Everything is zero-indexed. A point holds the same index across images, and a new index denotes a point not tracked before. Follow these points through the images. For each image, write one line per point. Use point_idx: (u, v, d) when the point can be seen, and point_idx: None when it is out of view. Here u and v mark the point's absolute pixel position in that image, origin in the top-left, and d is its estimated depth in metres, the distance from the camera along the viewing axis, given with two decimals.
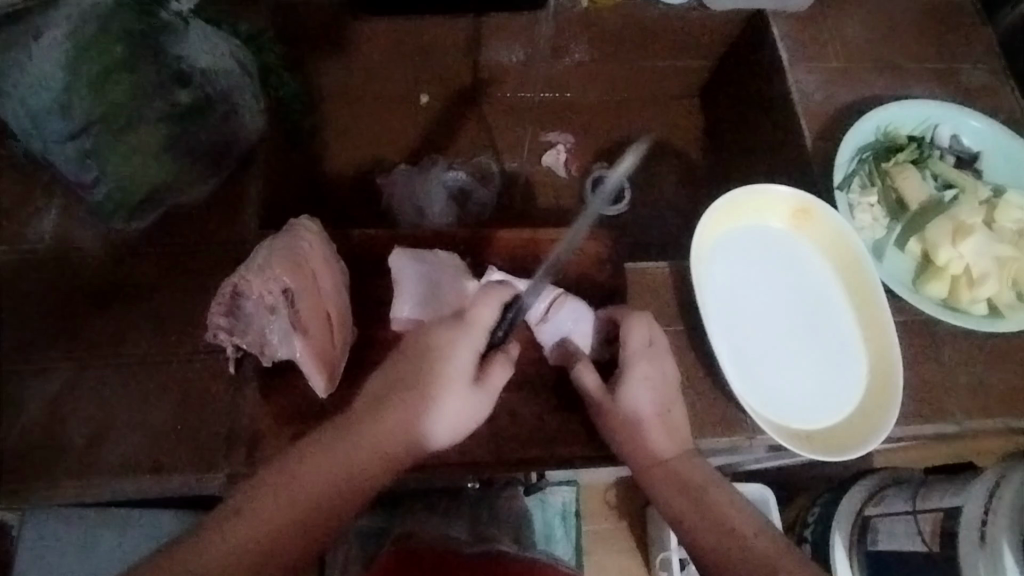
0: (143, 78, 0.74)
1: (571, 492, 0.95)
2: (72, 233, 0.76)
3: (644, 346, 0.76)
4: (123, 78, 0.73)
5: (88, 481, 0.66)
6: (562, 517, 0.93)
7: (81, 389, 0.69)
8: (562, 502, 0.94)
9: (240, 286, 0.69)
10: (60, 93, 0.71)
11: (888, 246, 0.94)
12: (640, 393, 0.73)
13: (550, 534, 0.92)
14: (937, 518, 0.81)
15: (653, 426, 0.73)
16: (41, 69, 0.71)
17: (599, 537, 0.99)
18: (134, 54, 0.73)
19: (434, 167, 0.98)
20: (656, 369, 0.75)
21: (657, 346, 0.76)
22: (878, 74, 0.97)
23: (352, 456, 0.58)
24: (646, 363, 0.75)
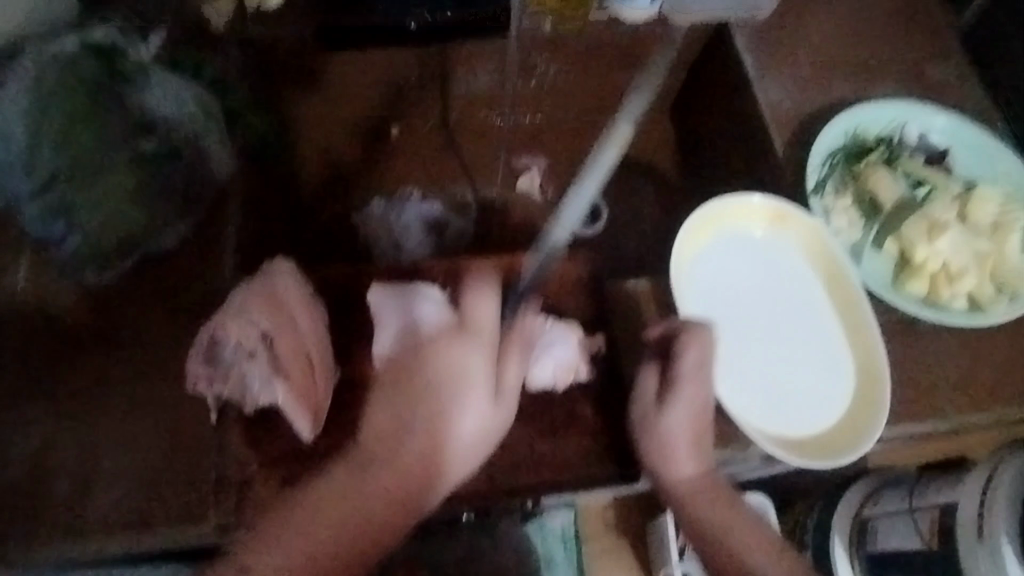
0: (105, 127, 0.78)
1: (571, 515, 0.84)
2: (46, 288, 0.76)
3: (694, 370, 0.69)
4: (86, 126, 0.77)
5: (76, 538, 0.66)
6: (563, 543, 0.83)
7: (62, 445, 0.69)
8: (561, 525, 0.84)
9: (217, 333, 0.71)
10: (26, 146, 0.75)
11: (866, 248, 0.89)
12: (677, 414, 0.69)
13: (551, 559, 0.83)
14: (935, 515, 0.73)
15: (686, 446, 0.69)
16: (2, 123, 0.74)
17: (606, 559, 0.84)
18: (98, 103, 0.78)
19: (409, 203, 0.99)
20: (702, 392, 0.69)
21: (711, 367, 0.70)
22: (837, 81, 0.98)
23: (379, 485, 0.65)
24: (697, 385, 0.69)
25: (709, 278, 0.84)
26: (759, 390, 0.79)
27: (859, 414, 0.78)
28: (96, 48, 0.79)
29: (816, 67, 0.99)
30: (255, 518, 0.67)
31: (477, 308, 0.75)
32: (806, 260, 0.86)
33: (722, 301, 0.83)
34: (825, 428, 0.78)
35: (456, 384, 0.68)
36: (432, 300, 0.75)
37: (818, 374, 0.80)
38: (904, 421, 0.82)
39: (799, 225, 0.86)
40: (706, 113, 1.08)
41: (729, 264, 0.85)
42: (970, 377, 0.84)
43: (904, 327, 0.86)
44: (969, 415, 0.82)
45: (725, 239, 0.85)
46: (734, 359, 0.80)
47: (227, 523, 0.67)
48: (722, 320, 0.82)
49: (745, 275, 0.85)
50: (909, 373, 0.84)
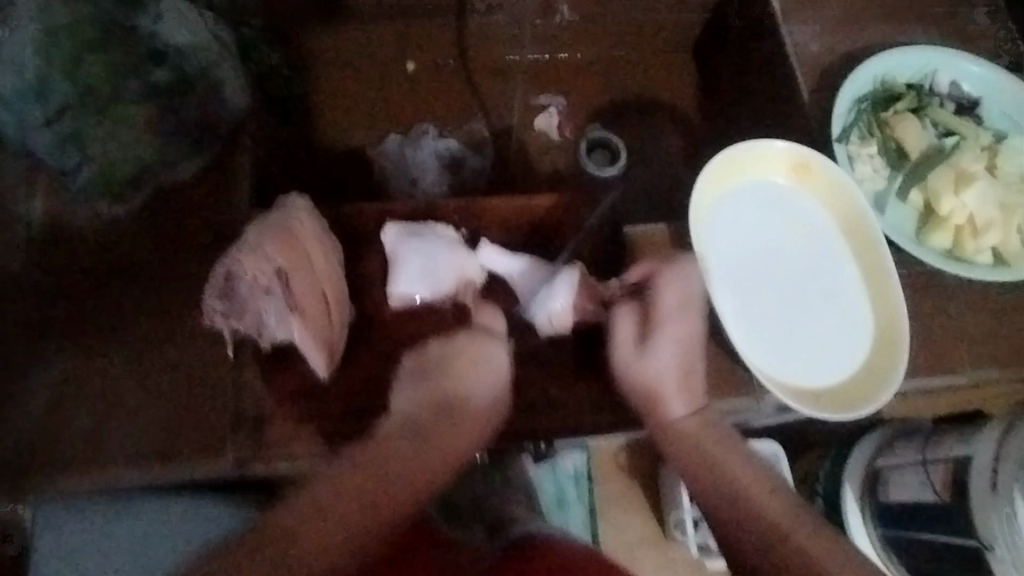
0: (118, 59, 0.77)
1: (583, 457, 0.85)
2: (59, 219, 0.75)
3: (676, 305, 0.69)
4: (96, 57, 0.76)
5: (93, 470, 0.66)
6: (575, 483, 0.84)
7: (78, 378, 0.69)
8: (573, 467, 0.85)
9: (233, 269, 0.69)
10: (35, 69, 0.74)
11: (890, 198, 0.88)
12: (663, 351, 0.67)
13: (564, 500, 0.83)
14: (949, 466, 0.72)
15: (675, 386, 0.67)
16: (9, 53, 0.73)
17: (614, 501, 0.86)
18: (107, 32, 0.77)
19: (424, 138, 0.99)
20: (688, 325, 0.69)
21: (694, 303, 0.69)
22: (870, 22, 0.95)
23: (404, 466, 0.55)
24: (681, 321, 0.68)
25: (728, 224, 0.82)
26: (775, 339, 0.78)
27: (875, 368, 0.77)
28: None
29: (849, 7, 0.95)
30: (273, 452, 0.68)
31: (494, 253, 0.77)
32: (828, 210, 0.84)
33: (742, 249, 0.81)
34: (841, 379, 0.77)
35: (470, 362, 0.66)
36: (445, 240, 0.76)
37: (837, 326, 0.79)
38: (922, 373, 0.81)
39: (824, 174, 0.84)
40: (730, 55, 1.05)
41: (748, 211, 0.83)
42: (989, 331, 0.83)
43: (926, 280, 0.85)
44: (988, 369, 0.82)
45: (746, 187, 0.83)
46: (751, 310, 0.79)
47: (243, 459, 0.67)
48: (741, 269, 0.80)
49: (765, 225, 0.83)
50: (928, 326, 0.83)
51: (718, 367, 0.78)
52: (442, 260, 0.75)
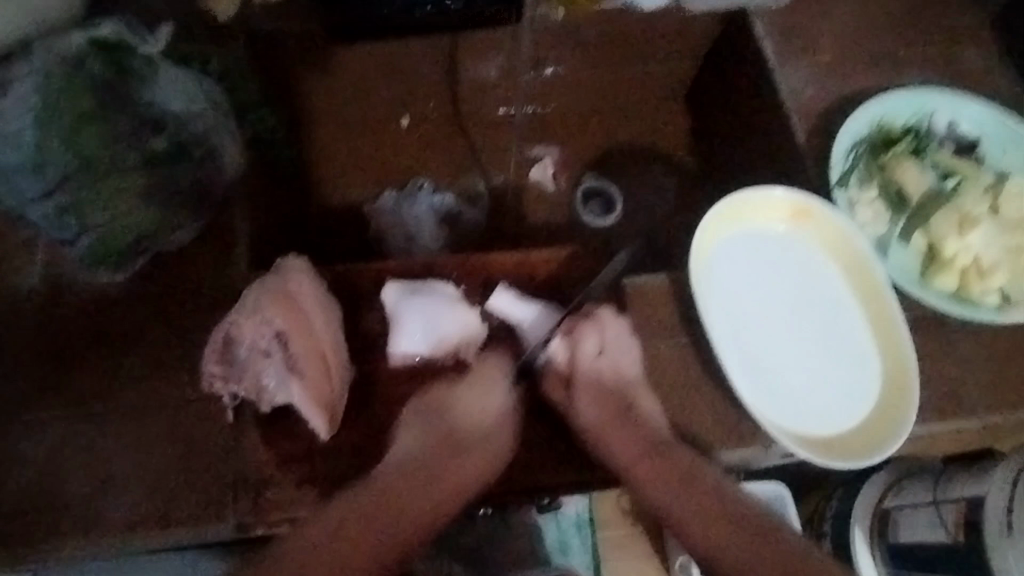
0: (117, 128, 0.74)
1: (585, 502, 0.83)
2: (60, 283, 0.74)
3: (594, 356, 0.72)
4: (95, 127, 0.73)
5: (91, 537, 0.65)
6: (578, 530, 0.83)
7: (77, 444, 0.68)
8: (576, 512, 0.83)
9: (232, 332, 0.70)
10: (35, 144, 0.71)
11: (893, 241, 0.87)
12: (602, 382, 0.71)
13: (566, 545, 0.82)
14: (960, 508, 0.71)
15: (617, 421, 0.69)
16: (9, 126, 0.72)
17: (618, 545, 0.83)
18: (106, 104, 0.74)
19: (420, 194, 1.01)
20: (609, 369, 0.71)
21: (610, 348, 0.72)
22: (861, 69, 0.95)
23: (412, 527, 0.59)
24: (606, 365, 0.71)
25: (728, 271, 0.81)
26: (781, 385, 0.77)
27: (886, 410, 0.76)
28: (102, 45, 0.76)
29: (840, 53, 0.96)
30: (275, 517, 0.67)
31: (507, 300, 0.77)
32: (830, 252, 0.84)
33: (742, 297, 0.80)
34: (852, 428, 0.76)
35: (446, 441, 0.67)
36: (445, 296, 0.76)
37: (846, 374, 0.78)
38: (933, 420, 0.80)
39: (823, 220, 0.83)
40: (724, 102, 1.06)
41: (750, 258, 0.82)
42: (997, 373, 0.82)
43: (929, 321, 0.84)
44: (1001, 415, 0.80)
45: (745, 234, 0.83)
46: (754, 359, 0.78)
47: (245, 523, 0.66)
48: (741, 320, 0.79)
49: (765, 273, 0.82)
50: (937, 368, 0.82)
51: (724, 417, 0.76)
52: (443, 316, 0.74)
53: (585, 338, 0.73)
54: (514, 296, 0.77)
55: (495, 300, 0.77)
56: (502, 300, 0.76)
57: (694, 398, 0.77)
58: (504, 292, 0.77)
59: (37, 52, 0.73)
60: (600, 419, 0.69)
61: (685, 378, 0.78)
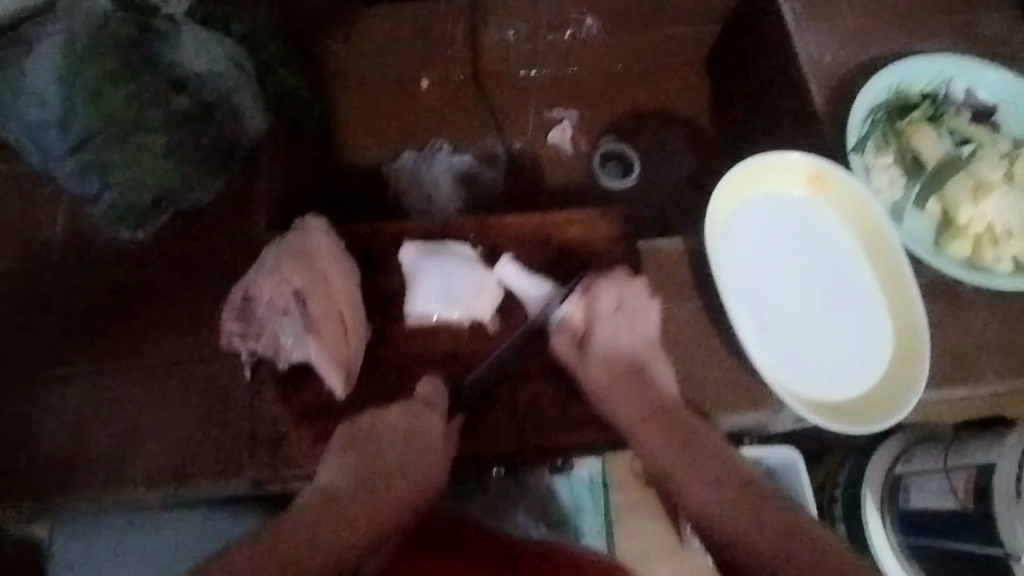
0: (140, 87, 0.75)
1: (598, 465, 0.83)
2: (82, 238, 0.75)
3: (612, 313, 0.71)
4: (120, 87, 0.74)
5: (119, 489, 0.66)
6: (591, 491, 0.83)
7: (103, 396, 0.69)
8: (589, 475, 0.83)
9: (251, 290, 0.70)
10: (59, 103, 0.74)
11: (908, 207, 0.87)
12: (617, 341, 0.70)
13: (579, 508, 0.82)
14: (971, 475, 0.73)
15: (632, 379, 0.69)
16: (38, 85, 0.74)
17: (630, 509, 0.82)
18: (128, 65, 0.75)
19: (438, 154, 1.00)
20: (624, 328, 0.71)
21: (626, 308, 0.72)
22: (882, 35, 0.94)
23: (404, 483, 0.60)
24: (619, 324, 0.71)
25: (742, 238, 0.82)
26: (792, 351, 0.77)
27: (896, 377, 0.77)
28: (127, 4, 0.77)
29: (861, 18, 0.95)
30: (294, 470, 0.68)
31: (513, 270, 0.75)
32: (844, 220, 0.84)
33: (758, 262, 0.81)
34: (862, 394, 0.77)
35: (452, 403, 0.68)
36: (462, 257, 0.76)
37: (859, 337, 0.79)
38: (945, 385, 0.81)
39: (839, 186, 0.83)
40: (743, 67, 1.05)
41: (764, 225, 0.83)
42: (1011, 342, 0.83)
43: (943, 288, 0.84)
44: (1013, 381, 0.81)
45: (760, 201, 0.83)
46: (769, 323, 0.79)
47: (263, 477, 0.68)
48: (754, 286, 0.80)
49: (780, 238, 0.83)
50: (949, 334, 0.83)
51: (737, 379, 0.77)
52: (457, 277, 0.74)
53: (601, 296, 0.72)
54: (516, 269, 0.76)
55: (500, 269, 0.76)
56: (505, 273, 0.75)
57: (707, 359, 0.78)
58: (507, 265, 0.76)
59: (66, 14, 0.75)
60: (604, 375, 0.69)
61: (699, 340, 0.78)
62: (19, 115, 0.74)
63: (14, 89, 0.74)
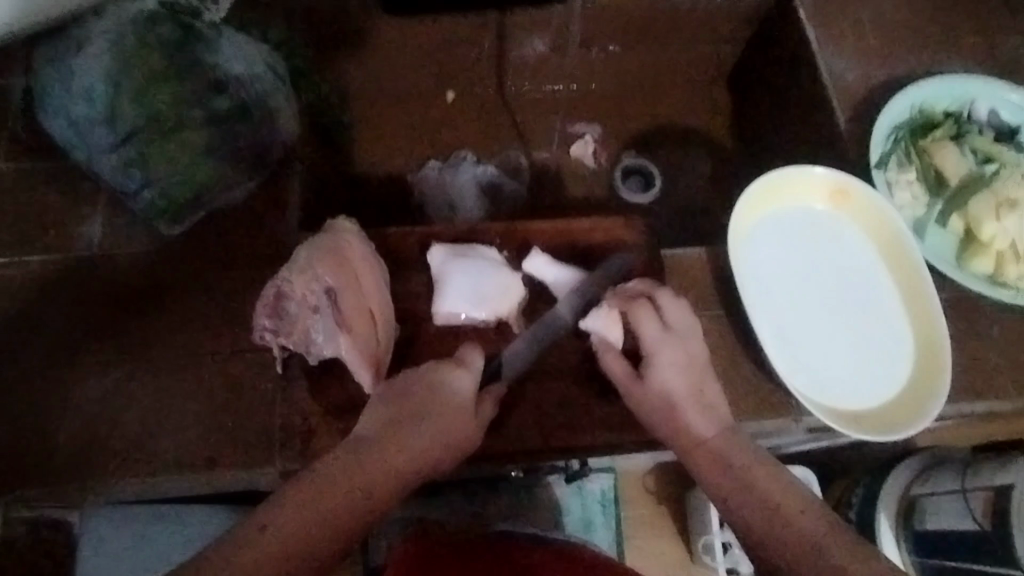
0: (186, 87, 0.77)
1: (609, 480, 0.86)
2: (119, 235, 0.77)
3: (660, 334, 0.68)
4: (165, 85, 0.76)
5: (147, 478, 0.68)
6: (602, 507, 0.85)
7: (135, 388, 0.70)
8: (600, 489, 0.86)
9: (284, 288, 0.70)
10: (106, 100, 0.75)
11: (930, 224, 0.87)
12: (672, 369, 0.66)
13: (590, 522, 0.85)
14: (988, 496, 0.72)
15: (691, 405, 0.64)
16: (86, 82, 0.75)
17: (643, 525, 0.87)
18: (172, 63, 0.77)
19: (463, 165, 1.02)
20: (679, 352, 0.67)
21: (673, 329, 0.68)
22: (905, 55, 0.96)
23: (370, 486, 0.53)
24: (671, 347, 0.67)
25: (764, 249, 0.83)
26: (813, 361, 0.78)
27: (916, 390, 0.77)
28: (171, 7, 0.79)
29: (885, 38, 0.96)
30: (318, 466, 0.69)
31: (541, 262, 0.78)
32: (865, 234, 0.84)
33: (779, 270, 0.82)
34: (882, 406, 0.77)
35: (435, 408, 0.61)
36: (489, 260, 0.77)
37: (878, 344, 0.79)
38: (964, 400, 0.81)
39: (860, 198, 0.84)
40: (766, 86, 1.07)
41: (785, 237, 0.83)
42: None
43: (963, 304, 0.85)
44: None
45: (782, 213, 0.84)
46: (790, 333, 0.79)
47: (289, 472, 0.69)
48: (776, 296, 0.80)
49: (801, 248, 0.83)
50: (968, 350, 0.83)
51: (757, 388, 0.78)
52: (486, 279, 0.75)
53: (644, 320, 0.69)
54: (547, 260, 0.78)
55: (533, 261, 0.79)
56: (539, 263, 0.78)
57: (727, 368, 0.79)
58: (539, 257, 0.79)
59: (115, 14, 0.77)
60: (665, 412, 0.65)
61: (719, 349, 0.79)
62: (65, 112, 0.76)
63: (63, 86, 0.76)
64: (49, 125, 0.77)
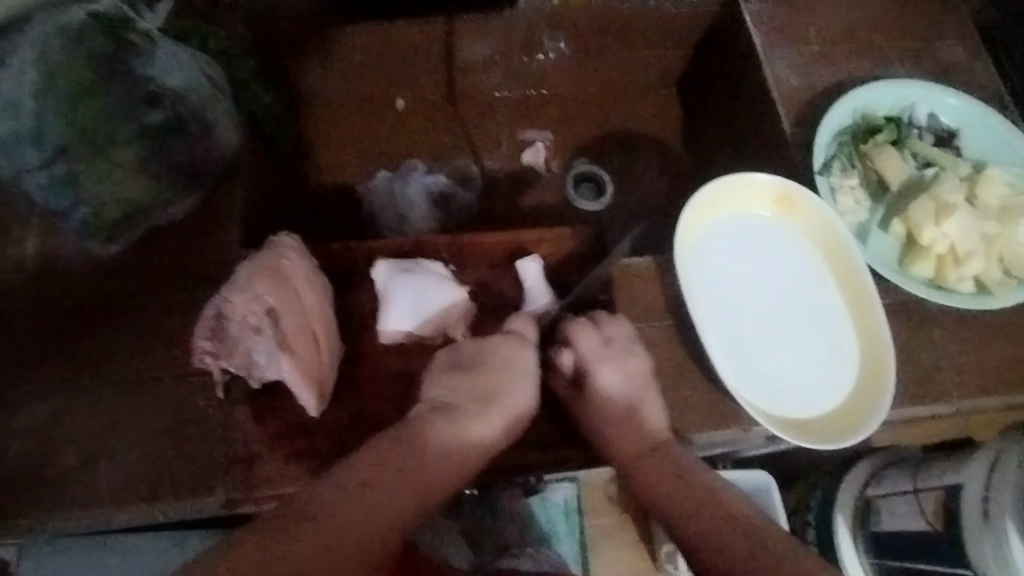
0: (115, 101, 0.74)
1: (572, 490, 0.88)
2: (55, 256, 0.75)
3: (601, 349, 0.72)
4: (92, 99, 0.73)
5: (85, 507, 0.66)
6: (565, 516, 0.87)
7: (71, 414, 0.68)
8: (563, 500, 0.87)
9: (223, 308, 0.68)
10: (33, 115, 0.71)
11: (873, 228, 0.90)
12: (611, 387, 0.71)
13: (554, 533, 0.86)
14: (938, 496, 0.75)
15: (630, 421, 0.70)
16: (7, 97, 0.71)
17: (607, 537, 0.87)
18: (101, 76, 0.73)
19: (414, 174, 1.01)
20: (618, 366, 0.72)
21: (614, 346, 0.72)
22: (847, 62, 0.97)
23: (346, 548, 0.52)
24: (608, 364, 0.71)
25: (712, 259, 0.83)
26: (762, 369, 0.79)
27: (863, 393, 0.78)
28: (103, 20, 0.75)
29: (826, 45, 0.98)
30: (266, 490, 0.67)
31: (531, 269, 0.79)
32: (810, 240, 0.86)
33: (727, 278, 0.83)
34: (830, 410, 0.78)
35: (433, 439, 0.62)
36: (434, 275, 0.76)
37: (824, 347, 0.81)
38: (911, 403, 0.83)
39: (805, 207, 0.85)
40: (714, 91, 1.08)
41: (732, 246, 0.84)
42: (975, 364, 0.85)
43: (908, 307, 0.87)
44: (976, 399, 0.83)
45: (730, 222, 0.85)
46: (739, 341, 0.80)
47: (235, 498, 0.67)
48: (724, 305, 0.81)
49: (750, 255, 0.84)
50: (912, 352, 0.85)
51: (708, 396, 0.78)
52: (433, 294, 0.74)
53: (582, 339, 0.73)
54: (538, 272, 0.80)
55: (525, 265, 0.80)
56: (529, 271, 0.79)
57: (678, 378, 0.79)
58: (530, 265, 0.80)
59: (40, 26, 0.73)
60: (608, 430, 0.70)
61: (670, 358, 0.79)
62: None
63: None
64: None
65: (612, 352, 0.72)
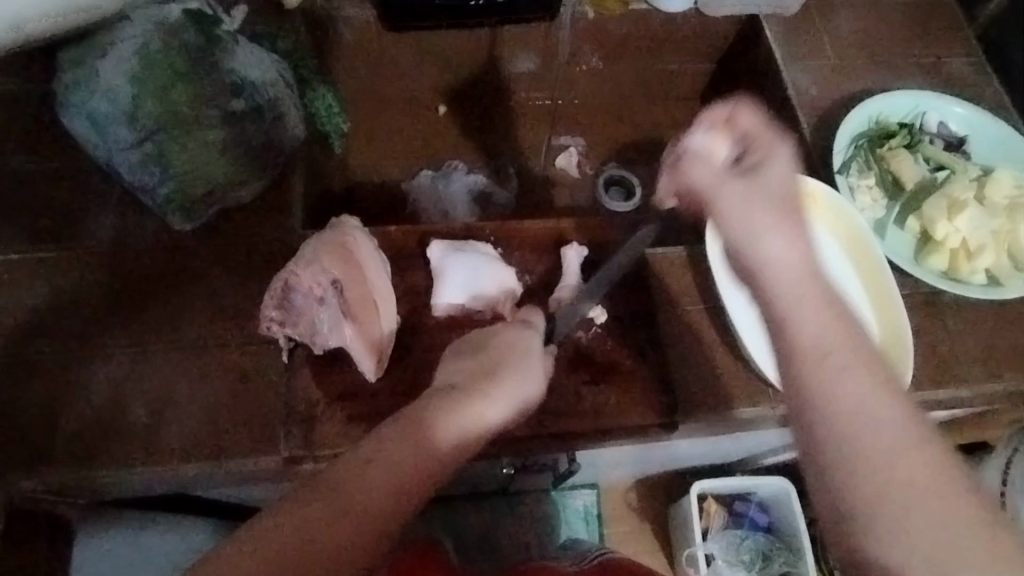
0: (205, 88, 0.81)
1: (591, 496, 1.06)
2: (127, 232, 0.81)
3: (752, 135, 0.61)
4: (185, 85, 0.80)
5: (156, 459, 0.71)
6: (585, 520, 1.05)
7: (145, 373, 0.74)
8: (583, 505, 1.05)
9: (290, 281, 0.75)
10: (130, 99, 0.79)
11: (889, 225, 0.95)
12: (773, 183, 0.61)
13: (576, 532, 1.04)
14: None
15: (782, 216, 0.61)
16: (108, 83, 0.79)
17: (623, 539, 1.06)
18: (195, 67, 0.81)
19: (455, 173, 1.09)
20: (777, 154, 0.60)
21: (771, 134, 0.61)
22: (862, 73, 1.04)
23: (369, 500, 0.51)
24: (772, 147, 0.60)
25: None
26: None
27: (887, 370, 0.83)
28: (195, 16, 0.84)
29: (843, 58, 1.04)
30: (324, 449, 0.73)
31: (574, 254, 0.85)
32: (834, 232, 0.90)
33: None
34: None
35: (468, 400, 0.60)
36: (484, 256, 0.83)
37: None
38: (927, 387, 0.88)
39: (828, 201, 0.90)
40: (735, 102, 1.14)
41: None
42: (986, 352, 0.90)
43: (922, 298, 0.92)
44: (987, 385, 0.88)
45: None
46: None
47: (296, 455, 0.72)
48: None
49: None
50: (926, 340, 0.90)
51: (736, 374, 0.83)
52: (483, 273, 0.81)
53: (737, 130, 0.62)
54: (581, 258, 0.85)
55: (568, 252, 0.85)
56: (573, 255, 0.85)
57: (707, 358, 0.84)
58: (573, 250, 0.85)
59: (141, 21, 0.81)
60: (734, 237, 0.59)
61: (699, 340, 0.84)
62: (84, 107, 0.80)
63: (87, 87, 0.80)
64: (67, 120, 0.81)
65: (769, 133, 0.61)
